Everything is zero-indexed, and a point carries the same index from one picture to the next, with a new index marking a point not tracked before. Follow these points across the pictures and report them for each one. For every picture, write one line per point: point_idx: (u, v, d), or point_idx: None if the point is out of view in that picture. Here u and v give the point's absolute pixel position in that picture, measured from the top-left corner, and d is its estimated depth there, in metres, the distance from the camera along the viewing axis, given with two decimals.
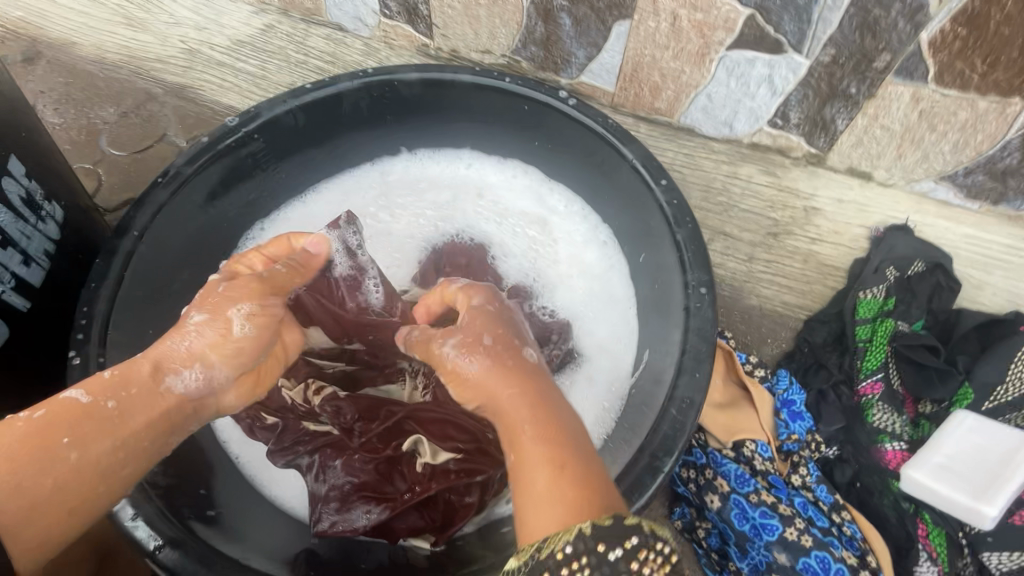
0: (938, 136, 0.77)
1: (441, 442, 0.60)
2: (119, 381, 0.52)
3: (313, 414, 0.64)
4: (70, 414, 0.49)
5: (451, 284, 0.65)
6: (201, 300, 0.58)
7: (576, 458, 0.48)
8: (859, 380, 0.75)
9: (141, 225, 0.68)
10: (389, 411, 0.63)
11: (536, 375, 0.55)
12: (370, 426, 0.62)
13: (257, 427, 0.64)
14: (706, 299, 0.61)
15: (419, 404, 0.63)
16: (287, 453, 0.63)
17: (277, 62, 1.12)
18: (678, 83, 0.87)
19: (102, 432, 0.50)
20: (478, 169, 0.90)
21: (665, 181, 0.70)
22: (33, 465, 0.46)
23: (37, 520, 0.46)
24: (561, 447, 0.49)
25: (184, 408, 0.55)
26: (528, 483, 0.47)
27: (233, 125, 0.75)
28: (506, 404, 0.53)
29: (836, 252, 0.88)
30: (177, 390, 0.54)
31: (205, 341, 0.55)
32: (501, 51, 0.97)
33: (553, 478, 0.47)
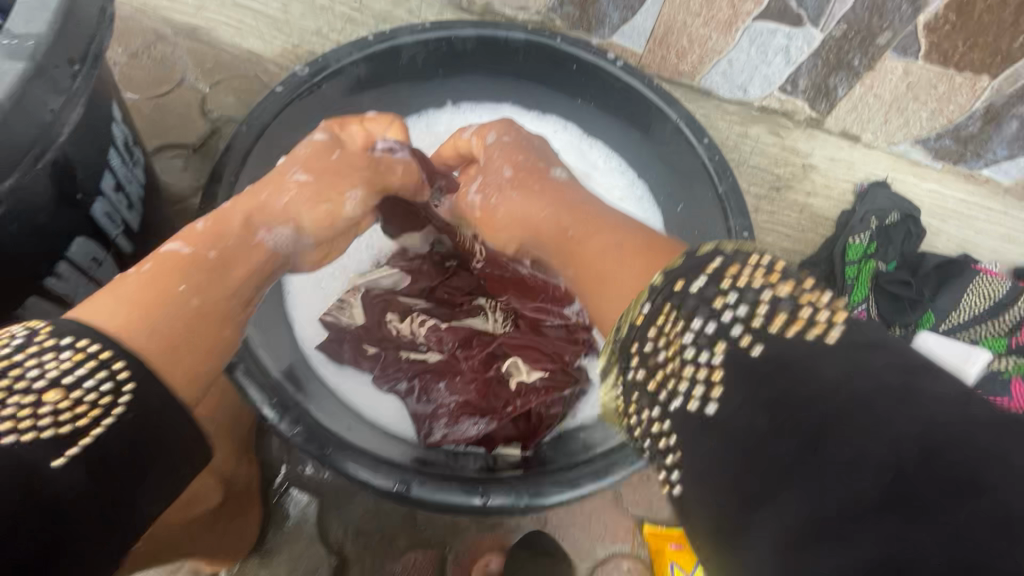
0: (919, 105, 0.91)
1: (532, 364, 0.73)
2: (212, 235, 0.61)
3: (414, 345, 0.75)
4: (176, 264, 0.57)
5: (463, 131, 0.78)
6: (306, 160, 0.71)
7: (630, 239, 0.57)
8: (846, 310, 0.92)
9: (234, 172, 0.73)
10: (483, 341, 0.75)
11: (560, 194, 0.68)
12: (469, 354, 0.74)
13: (362, 357, 0.75)
14: (749, 241, 0.73)
15: (507, 334, 0.75)
16: (390, 379, 0.74)
17: (300, 6, 1.10)
18: (704, 49, 0.96)
19: (207, 280, 0.58)
20: (520, 124, 0.96)
21: (707, 140, 0.79)
22: (162, 305, 0.53)
23: (181, 354, 0.52)
24: (612, 233, 0.59)
25: (273, 260, 0.66)
26: (603, 274, 0.56)
27: (303, 76, 0.78)
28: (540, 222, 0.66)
29: (827, 204, 1.03)
30: (267, 243, 0.66)
31: (303, 201, 0.69)
32: (536, 8, 1.02)
33: (623, 250, 0.55)
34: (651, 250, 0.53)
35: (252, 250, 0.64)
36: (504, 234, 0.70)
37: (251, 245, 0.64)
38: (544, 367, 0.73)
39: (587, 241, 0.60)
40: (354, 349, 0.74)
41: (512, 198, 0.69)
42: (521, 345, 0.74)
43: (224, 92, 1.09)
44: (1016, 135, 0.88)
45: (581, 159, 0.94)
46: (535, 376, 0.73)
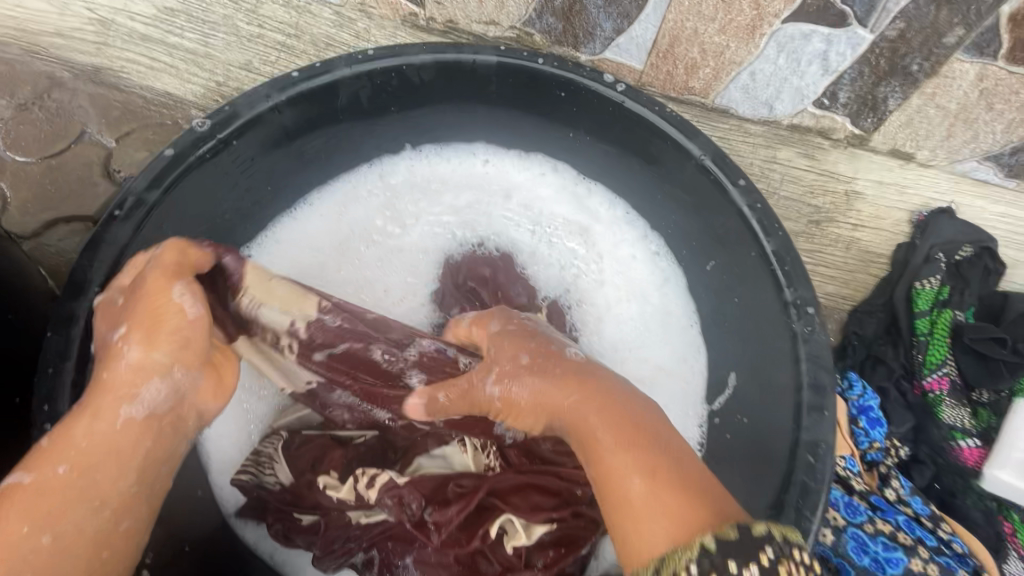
0: (994, 115, 0.72)
1: (531, 515, 0.58)
2: (60, 444, 0.46)
3: (365, 507, 0.59)
4: (20, 498, 0.44)
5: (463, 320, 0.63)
6: (127, 311, 0.50)
7: (670, 464, 0.43)
8: (923, 376, 0.74)
9: (102, 278, 0.55)
10: (458, 488, 0.59)
11: (592, 378, 0.50)
12: (443, 512, 0.58)
13: (295, 531, 0.62)
14: (815, 319, 0.55)
15: (493, 477, 0.59)
16: (337, 556, 0.61)
17: (223, 35, 0.91)
18: (720, 60, 0.77)
19: (68, 501, 0.45)
20: (499, 167, 0.78)
21: (745, 181, 0.60)
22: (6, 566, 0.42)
23: None
24: (647, 449, 0.44)
25: (161, 423, 0.50)
26: (631, 505, 0.42)
27: (203, 131, 0.59)
28: (569, 413, 0.49)
29: (877, 237, 0.85)
30: (137, 415, 0.49)
31: (147, 343, 0.49)
32: (509, 22, 0.83)
33: (649, 481, 0.42)
34: (692, 510, 0.40)
35: (117, 434, 0.48)
36: (531, 419, 0.52)
37: (113, 429, 0.48)
38: (549, 515, 0.59)
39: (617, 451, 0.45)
40: (285, 522, 0.62)
41: (533, 387, 0.51)
42: (514, 487, 0.59)
43: (137, 146, 0.90)
44: None
45: (576, 206, 0.77)
46: (539, 531, 0.58)
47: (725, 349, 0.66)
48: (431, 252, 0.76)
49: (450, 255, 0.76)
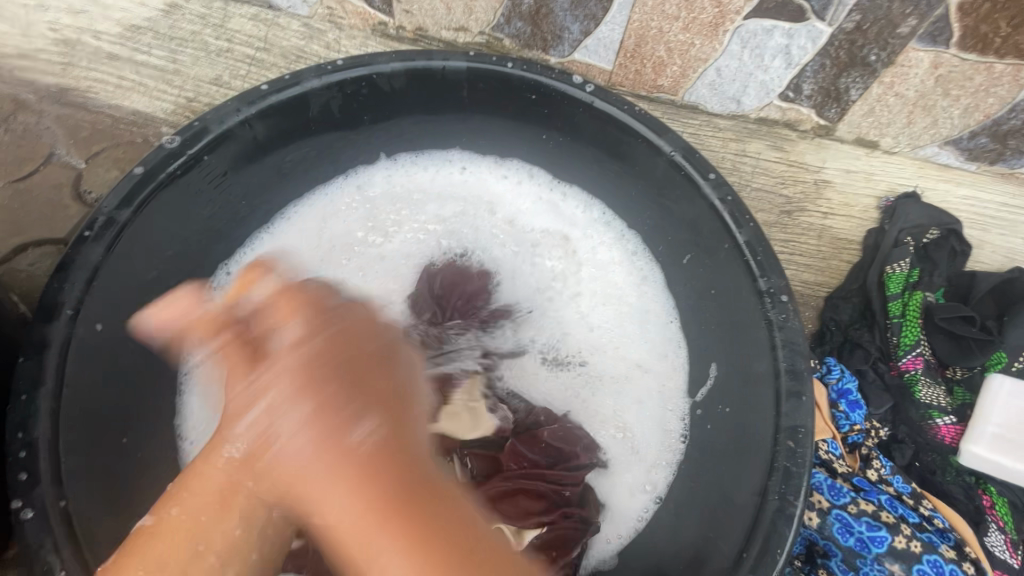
0: (950, 101, 0.75)
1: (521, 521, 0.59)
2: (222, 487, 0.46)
3: None
4: (183, 528, 0.46)
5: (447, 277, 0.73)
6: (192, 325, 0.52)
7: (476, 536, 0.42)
8: (899, 357, 0.76)
9: (74, 300, 0.54)
10: None
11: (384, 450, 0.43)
12: None
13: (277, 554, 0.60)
14: (789, 307, 0.56)
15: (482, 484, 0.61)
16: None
17: (191, 51, 0.91)
18: (686, 58, 0.79)
19: (196, 543, 0.45)
20: (474, 173, 0.79)
21: (714, 175, 0.62)
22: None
23: None
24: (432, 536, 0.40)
25: (291, 478, 0.44)
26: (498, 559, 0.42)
27: (173, 147, 0.59)
28: (332, 512, 0.42)
29: (848, 224, 0.86)
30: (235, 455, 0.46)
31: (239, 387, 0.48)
32: (478, 28, 0.84)
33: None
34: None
35: (223, 472, 0.46)
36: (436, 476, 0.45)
37: (220, 469, 0.46)
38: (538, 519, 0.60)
39: (374, 534, 0.40)
40: None
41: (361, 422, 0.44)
42: (503, 494, 0.60)
43: (108, 165, 0.88)
44: None
45: (551, 211, 0.78)
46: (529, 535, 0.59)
47: (704, 343, 0.67)
48: (411, 257, 0.76)
49: (432, 262, 0.76)
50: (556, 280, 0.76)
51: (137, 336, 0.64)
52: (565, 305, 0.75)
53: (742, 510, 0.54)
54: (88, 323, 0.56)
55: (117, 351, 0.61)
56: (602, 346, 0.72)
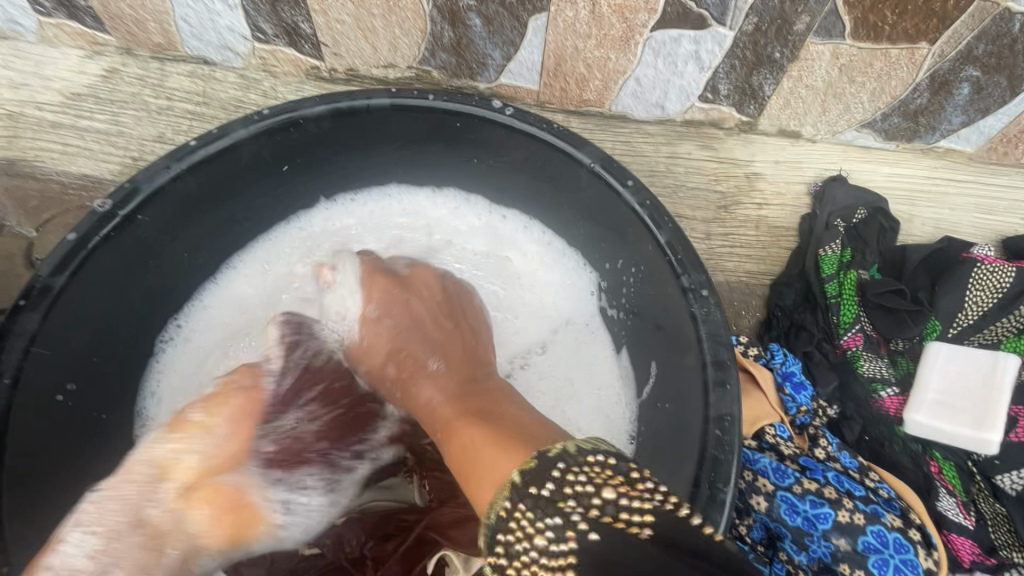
0: (857, 87, 0.79)
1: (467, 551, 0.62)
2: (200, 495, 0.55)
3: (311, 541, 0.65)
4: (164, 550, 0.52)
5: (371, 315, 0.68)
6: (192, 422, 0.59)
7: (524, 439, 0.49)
8: (840, 336, 0.78)
9: (14, 370, 0.55)
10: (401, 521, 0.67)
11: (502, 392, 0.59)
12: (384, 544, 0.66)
13: None
14: (710, 300, 0.58)
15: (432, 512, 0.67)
16: None
17: (134, 111, 0.93)
18: (606, 71, 0.82)
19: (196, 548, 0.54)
20: (412, 202, 0.81)
21: (631, 181, 0.64)
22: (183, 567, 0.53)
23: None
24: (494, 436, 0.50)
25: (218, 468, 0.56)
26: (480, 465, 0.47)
27: (105, 210, 0.60)
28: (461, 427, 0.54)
29: (782, 213, 0.89)
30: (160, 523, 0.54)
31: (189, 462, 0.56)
32: (406, 63, 0.87)
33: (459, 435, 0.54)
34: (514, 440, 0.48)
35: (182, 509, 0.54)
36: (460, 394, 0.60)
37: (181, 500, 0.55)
38: None
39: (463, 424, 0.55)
40: None
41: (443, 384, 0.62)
42: (453, 520, 0.65)
43: (59, 231, 0.89)
44: (970, 100, 0.77)
45: (485, 237, 0.81)
46: None
47: (638, 342, 0.71)
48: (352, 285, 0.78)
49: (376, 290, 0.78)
50: (501, 308, 0.77)
51: (85, 397, 0.65)
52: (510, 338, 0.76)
53: (677, 505, 0.55)
54: (30, 390, 0.57)
55: (66, 411, 0.62)
56: (555, 371, 0.74)
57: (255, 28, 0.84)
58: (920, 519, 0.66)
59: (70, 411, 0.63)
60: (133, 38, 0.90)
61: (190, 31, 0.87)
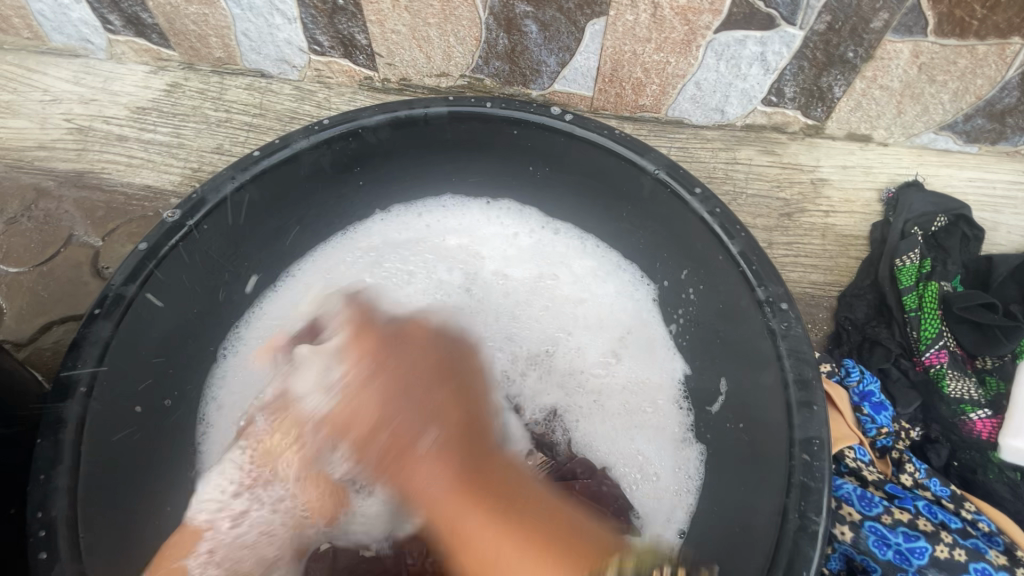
0: (938, 87, 0.74)
1: None
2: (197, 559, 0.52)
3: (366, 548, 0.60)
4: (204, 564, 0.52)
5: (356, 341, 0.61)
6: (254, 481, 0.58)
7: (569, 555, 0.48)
8: (921, 352, 0.73)
9: (88, 377, 0.54)
10: None
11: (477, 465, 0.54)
12: None
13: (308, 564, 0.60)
14: (791, 314, 0.55)
15: None
16: None
17: (194, 124, 0.95)
18: (664, 76, 0.80)
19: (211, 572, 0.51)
20: (465, 215, 0.80)
21: (700, 189, 0.62)
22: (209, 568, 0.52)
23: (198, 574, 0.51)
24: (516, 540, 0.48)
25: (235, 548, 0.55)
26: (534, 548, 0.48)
27: (174, 220, 0.61)
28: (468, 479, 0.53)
29: (852, 220, 0.84)
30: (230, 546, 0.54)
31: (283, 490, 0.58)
32: (459, 72, 0.87)
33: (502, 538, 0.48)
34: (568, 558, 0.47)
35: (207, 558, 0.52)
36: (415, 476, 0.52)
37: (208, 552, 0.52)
38: None
39: (463, 515, 0.51)
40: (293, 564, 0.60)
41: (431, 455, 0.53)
42: None
43: (121, 240, 0.91)
44: None
45: (530, 251, 0.78)
46: None
47: (711, 360, 0.66)
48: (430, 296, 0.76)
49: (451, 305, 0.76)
50: (552, 321, 0.75)
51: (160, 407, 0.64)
52: (570, 356, 0.73)
53: (764, 532, 0.52)
54: (105, 398, 0.56)
55: (145, 421, 0.63)
56: (623, 386, 0.71)
57: (312, 40, 0.86)
58: None
59: (147, 425, 0.63)
60: (196, 54, 0.93)
61: (250, 46, 0.89)
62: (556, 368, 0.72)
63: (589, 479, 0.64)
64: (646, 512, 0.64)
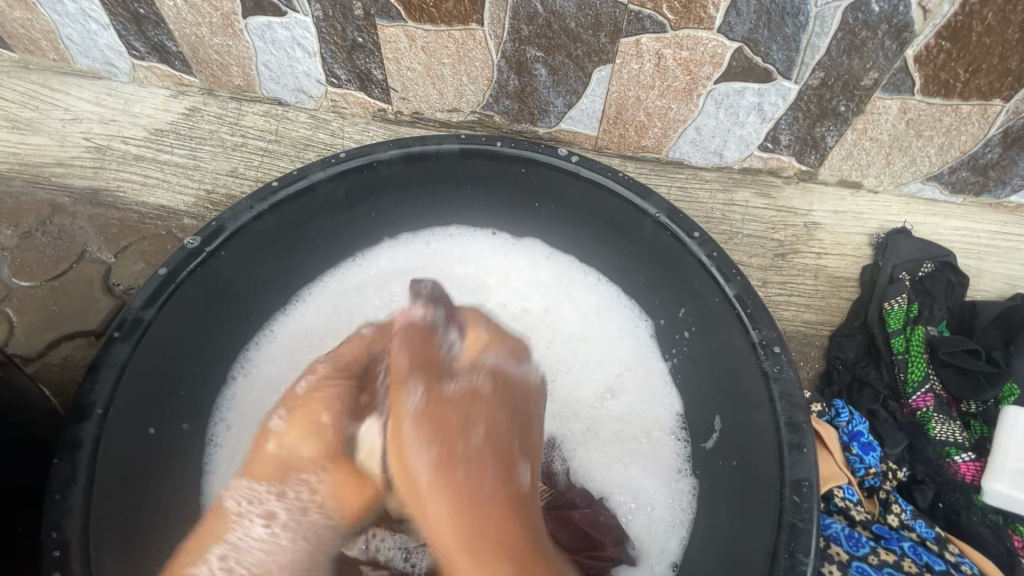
0: (925, 141, 0.78)
1: None
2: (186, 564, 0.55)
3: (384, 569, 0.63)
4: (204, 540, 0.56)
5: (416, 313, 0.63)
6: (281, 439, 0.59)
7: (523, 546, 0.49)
8: (909, 395, 0.76)
9: (105, 399, 0.56)
10: None
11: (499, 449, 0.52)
12: None
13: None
14: (783, 357, 0.58)
15: None
16: None
17: (210, 147, 0.98)
18: (666, 120, 0.83)
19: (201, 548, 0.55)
20: (472, 247, 0.82)
21: (699, 233, 0.65)
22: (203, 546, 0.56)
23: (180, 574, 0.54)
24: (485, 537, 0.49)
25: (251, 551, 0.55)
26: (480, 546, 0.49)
27: (194, 247, 0.64)
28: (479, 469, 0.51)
29: (843, 263, 0.87)
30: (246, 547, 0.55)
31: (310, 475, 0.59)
32: (470, 108, 0.91)
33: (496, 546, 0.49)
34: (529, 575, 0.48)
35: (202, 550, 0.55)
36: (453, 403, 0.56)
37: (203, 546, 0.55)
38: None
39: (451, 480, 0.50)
40: None
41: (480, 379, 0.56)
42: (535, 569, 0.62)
43: (133, 258, 0.93)
44: None
45: (536, 284, 0.81)
46: None
47: (707, 398, 0.69)
48: None
49: None
50: (556, 350, 0.77)
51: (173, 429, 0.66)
52: (569, 387, 0.75)
53: (758, 567, 0.54)
54: (120, 419, 0.58)
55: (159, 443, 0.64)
56: (621, 421, 0.72)
57: (330, 73, 0.89)
58: None
59: (160, 446, 0.64)
60: (216, 81, 0.97)
61: (270, 76, 0.92)
62: (556, 396, 0.74)
63: (588, 509, 0.67)
64: (642, 546, 0.66)
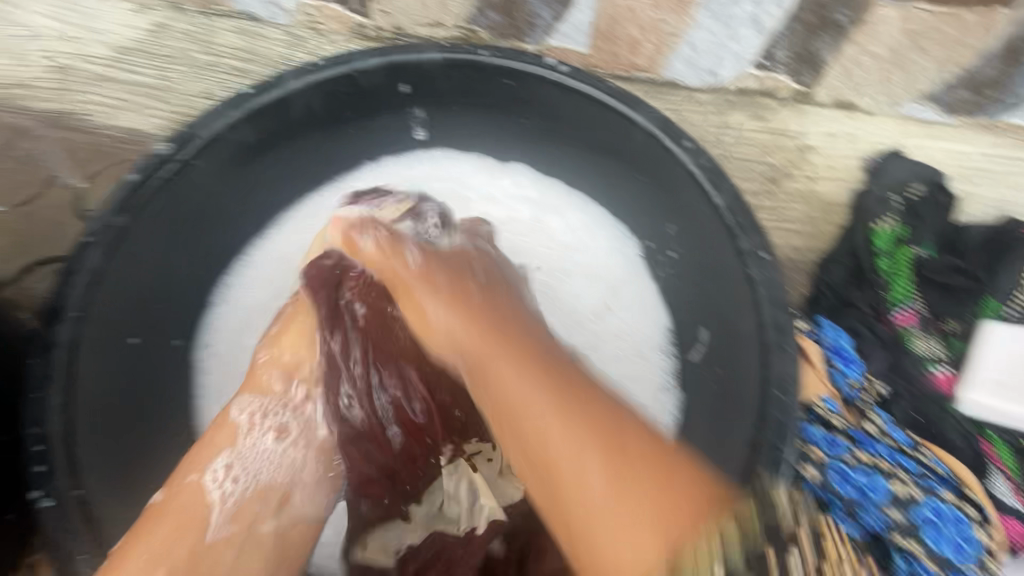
0: (924, 55, 0.76)
1: None
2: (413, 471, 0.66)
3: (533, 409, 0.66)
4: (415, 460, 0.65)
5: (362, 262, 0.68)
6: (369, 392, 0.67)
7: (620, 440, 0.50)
8: (892, 312, 0.78)
9: (78, 305, 0.55)
10: None
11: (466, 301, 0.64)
12: None
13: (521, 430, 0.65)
14: (770, 264, 0.57)
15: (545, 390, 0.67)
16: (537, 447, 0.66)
17: (180, 67, 0.93)
18: (659, 34, 0.80)
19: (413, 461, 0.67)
20: (457, 167, 0.80)
21: (690, 142, 0.63)
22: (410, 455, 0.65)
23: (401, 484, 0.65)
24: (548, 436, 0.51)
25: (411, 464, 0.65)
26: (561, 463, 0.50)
27: (165, 154, 0.60)
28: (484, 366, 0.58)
29: (834, 187, 0.86)
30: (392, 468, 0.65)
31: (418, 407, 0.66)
32: (454, 22, 0.86)
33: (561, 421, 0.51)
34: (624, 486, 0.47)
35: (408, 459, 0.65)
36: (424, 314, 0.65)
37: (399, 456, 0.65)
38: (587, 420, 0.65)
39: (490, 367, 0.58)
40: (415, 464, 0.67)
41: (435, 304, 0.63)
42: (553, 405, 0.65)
43: (106, 183, 0.90)
44: None
45: (522, 203, 0.79)
46: None
47: (690, 312, 0.69)
48: None
49: None
50: (537, 275, 0.77)
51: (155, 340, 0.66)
52: (555, 307, 0.76)
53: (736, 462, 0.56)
54: (96, 325, 0.58)
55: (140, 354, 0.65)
56: (606, 339, 0.73)
57: None
58: (977, 497, 0.67)
59: (142, 356, 0.65)
60: None
61: None
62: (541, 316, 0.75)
63: None
64: None
